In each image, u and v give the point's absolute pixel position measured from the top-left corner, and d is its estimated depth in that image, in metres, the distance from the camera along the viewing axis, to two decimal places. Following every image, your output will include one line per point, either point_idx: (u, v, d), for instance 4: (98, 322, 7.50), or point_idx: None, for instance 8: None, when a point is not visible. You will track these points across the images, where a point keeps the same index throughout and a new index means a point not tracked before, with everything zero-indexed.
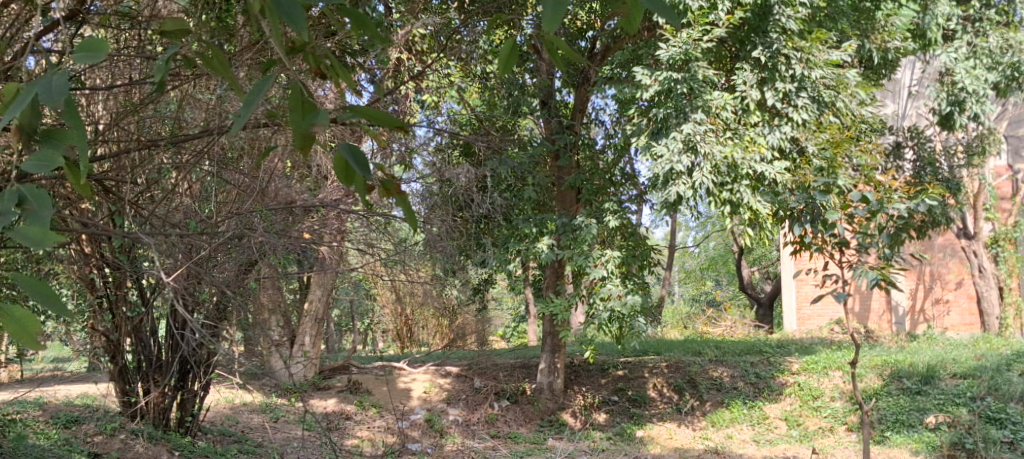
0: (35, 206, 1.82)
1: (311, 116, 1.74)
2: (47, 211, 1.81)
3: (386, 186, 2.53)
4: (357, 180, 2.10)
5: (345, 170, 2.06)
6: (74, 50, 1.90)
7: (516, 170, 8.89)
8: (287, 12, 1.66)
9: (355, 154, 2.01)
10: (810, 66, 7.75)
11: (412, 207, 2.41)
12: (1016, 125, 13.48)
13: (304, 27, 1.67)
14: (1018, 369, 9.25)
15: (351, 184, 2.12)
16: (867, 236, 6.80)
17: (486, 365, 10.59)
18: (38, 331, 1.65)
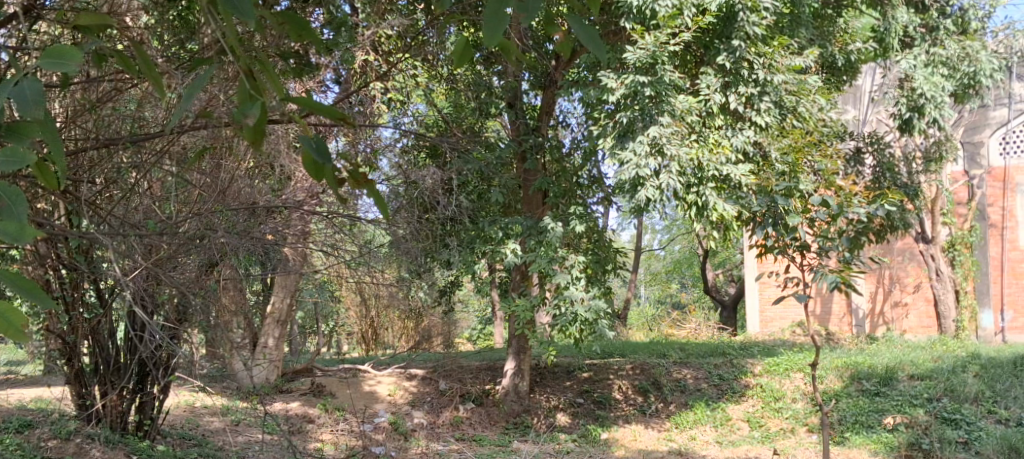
0: (5, 202, 1.78)
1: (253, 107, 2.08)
2: (18, 208, 1.77)
3: (353, 176, 2.64)
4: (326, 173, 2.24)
5: (313, 166, 2.18)
6: (40, 61, 2.02)
7: (482, 172, 8.86)
8: (235, 6, 1.92)
9: (318, 146, 2.14)
10: (773, 71, 7.93)
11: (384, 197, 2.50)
12: (972, 131, 13.39)
13: (252, 17, 1.93)
14: (973, 371, 9.46)
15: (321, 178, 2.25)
16: (827, 239, 6.90)
17: (451, 368, 10.55)
18: (23, 325, 1.62)
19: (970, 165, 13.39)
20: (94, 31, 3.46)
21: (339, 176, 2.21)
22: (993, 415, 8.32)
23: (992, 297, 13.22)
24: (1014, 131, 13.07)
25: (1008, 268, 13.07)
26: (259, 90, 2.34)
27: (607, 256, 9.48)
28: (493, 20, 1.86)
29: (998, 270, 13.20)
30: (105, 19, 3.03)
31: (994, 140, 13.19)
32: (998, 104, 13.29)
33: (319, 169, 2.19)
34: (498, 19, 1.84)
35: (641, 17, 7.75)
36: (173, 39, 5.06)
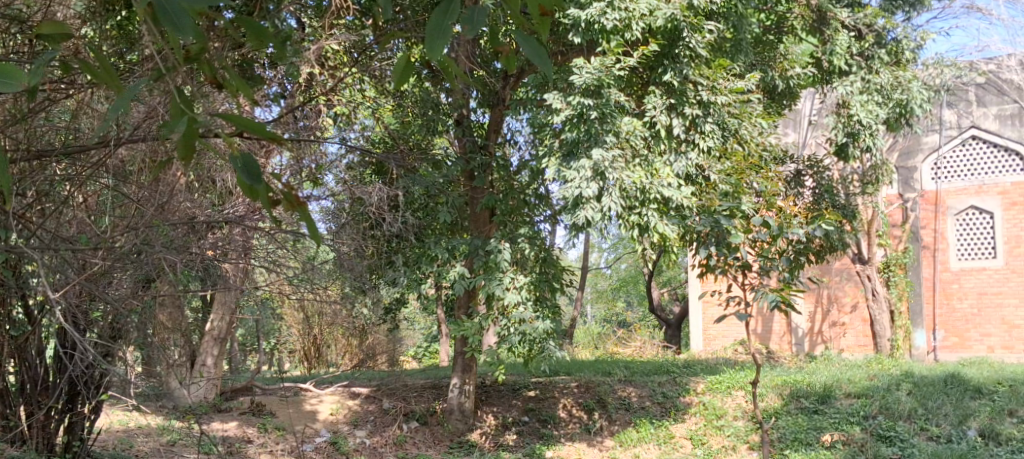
0: None
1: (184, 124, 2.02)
2: None
3: (287, 197, 2.62)
4: (260, 194, 2.22)
5: (246, 187, 2.17)
6: None
7: (428, 189, 8.77)
8: (174, 23, 1.85)
9: (248, 167, 2.13)
10: (716, 93, 8.10)
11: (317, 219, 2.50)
12: (906, 156, 13.85)
13: (190, 35, 1.86)
14: (907, 389, 9.71)
15: (254, 199, 2.24)
16: (767, 259, 7.05)
17: (396, 386, 10.42)
18: None
19: (905, 188, 13.84)
20: (54, 38, 3.30)
21: (271, 199, 2.20)
22: (925, 432, 8.54)
23: (925, 318, 13.60)
24: (944, 157, 13.65)
25: (940, 288, 13.55)
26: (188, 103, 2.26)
27: (556, 274, 9.46)
28: (436, 35, 1.88)
29: (930, 290, 13.65)
30: (66, 28, 2.90)
31: (926, 165, 13.75)
32: (928, 130, 13.79)
33: (252, 191, 2.17)
34: (441, 36, 1.88)
35: (587, 33, 7.70)
36: (111, 49, 4.91)
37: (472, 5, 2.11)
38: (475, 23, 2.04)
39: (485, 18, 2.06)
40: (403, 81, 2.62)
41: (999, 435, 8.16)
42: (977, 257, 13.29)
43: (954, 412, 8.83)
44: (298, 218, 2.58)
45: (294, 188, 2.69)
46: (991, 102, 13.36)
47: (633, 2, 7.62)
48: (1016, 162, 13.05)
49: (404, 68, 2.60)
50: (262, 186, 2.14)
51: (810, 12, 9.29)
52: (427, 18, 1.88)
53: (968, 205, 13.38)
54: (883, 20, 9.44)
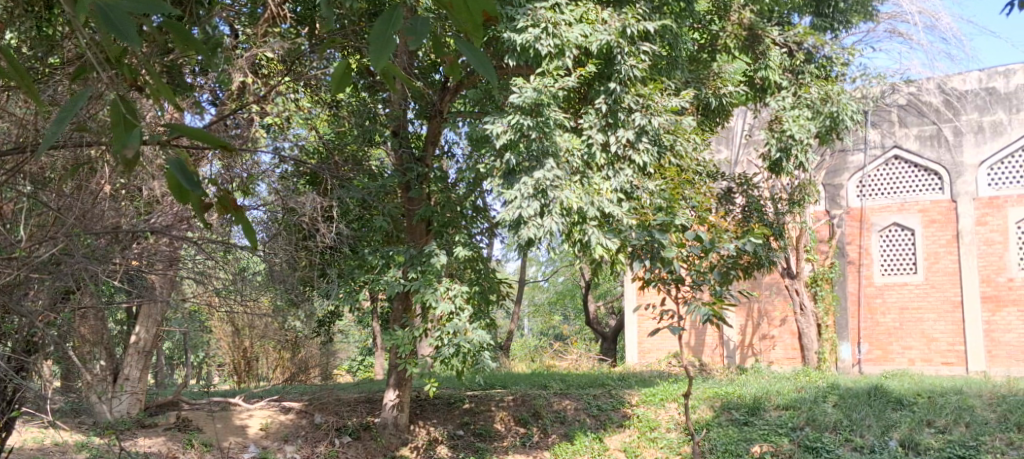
0: None
1: (127, 136, 2.01)
2: None
3: (221, 201, 2.65)
4: (191, 197, 2.29)
5: (179, 190, 2.21)
6: None
7: (362, 199, 8.63)
8: (120, 35, 1.78)
9: (185, 171, 2.16)
10: (650, 113, 8.13)
11: (252, 225, 2.56)
12: (833, 174, 14.35)
13: (136, 46, 1.79)
14: (833, 400, 9.95)
15: (184, 200, 2.29)
16: (700, 273, 7.26)
17: (328, 400, 10.23)
18: None
19: (831, 205, 14.30)
20: None
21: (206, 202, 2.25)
22: (850, 443, 8.79)
23: (850, 331, 13.95)
24: (868, 175, 14.12)
25: (864, 303, 13.88)
26: (128, 106, 2.22)
27: (491, 286, 9.40)
28: (379, 48, 1.84)
29: (855, 305, 14.01)
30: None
31: (851, 183, 14.23)
32: (854, 149, 14.25)
33: (185, 194, 2.22)
34: (386, 47, 1.86)
35: (520, 56, 7.81)
36: (31, 53, 4.72)
37: (414, 16, 2.08)
38: (418, 36, 2.01)
39: (428, 29, 2.03)
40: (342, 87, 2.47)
41: (918, 445, 8.46)
42: (898, 272, 13.68)
43: (877, 423, 9.08)
44: (232, 221, 2.62)
45: (231, 194, 2.76)
46: (912, 122, 13.79)
47: (567, 28, 7.77)
48: (936, 181, 13.52)
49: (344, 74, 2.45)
50: (198, 192, 2.18)
51: (742, 32, 9.50)
52: (368, 30, 1.85)
53: (891, 222, 13.81)
54: (812, 39, 9.67)
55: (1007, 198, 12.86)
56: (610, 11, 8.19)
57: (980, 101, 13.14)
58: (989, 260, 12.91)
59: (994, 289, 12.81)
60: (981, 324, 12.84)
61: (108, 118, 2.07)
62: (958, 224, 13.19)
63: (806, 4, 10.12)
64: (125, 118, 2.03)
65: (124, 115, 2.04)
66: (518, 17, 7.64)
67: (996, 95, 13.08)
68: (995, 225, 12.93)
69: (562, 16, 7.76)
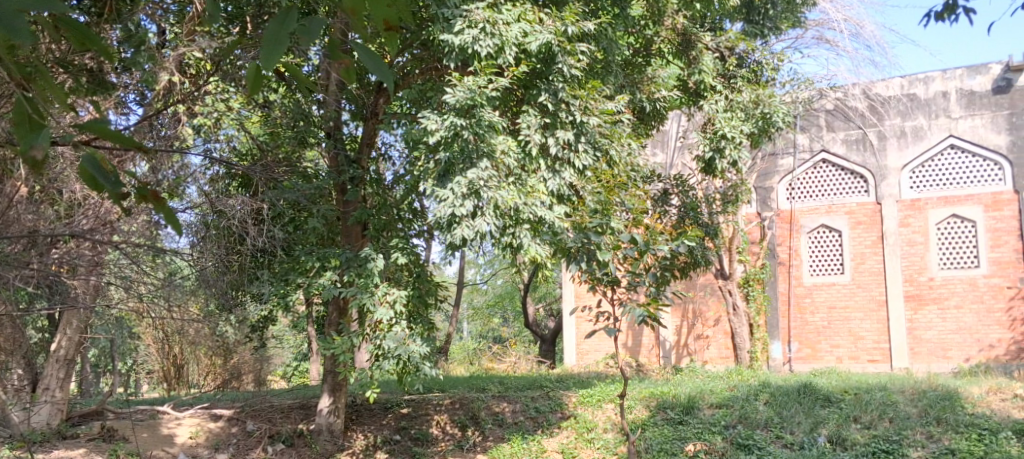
0: None
1: (33, 136, 1.96)
2: None
3: (141, 192, 2.59)
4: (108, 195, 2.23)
5: (94, 183, 2.16)
6: None
7: (295, 202, 8.55)
8: (13, 28, 1.72)
9: (100, 167, 2.11)
10: (588, 114, 8.32)
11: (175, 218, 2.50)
12: (764, 176, 14.67)
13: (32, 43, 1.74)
14: (764, 398, 10.15)
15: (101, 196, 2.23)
16: (636, 274, 7.33)
17: (261, 407, 10.01)
18: None
19: (763, 207, 14.60)
20: None
21: (123, 195, 2.20)
22: (781, 440, 9.01)
23: (781, 330, 14.30)
24: (798, 178, 14.49)
25: (794, 302, 14.25)
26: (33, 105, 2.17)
27: (429, 289, 9.22)
28: (271, 49, 1.82)
29: (785, 304, 14.35)
30: None
31: (782, 185, 14.59)
32: (783, 153, 14.60)
33: (100, 188, 2.17)
34: (281, 44, 1.85)
35: (460, 57, 7.77)
36: None
37: (310, 16, 2.01)
38: (312, 34, 1.94)
39: (323, 28, 1.96)
40: (255, 89, 2.31)
41: (845, 441, 8.73)
42: (827, 272, 14.06)
43: (806, 420, 9.31)
44: (157, 214, 2.55)
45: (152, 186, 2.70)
46: (839, 127, 14.17)
47: (505, 27, 7.73)
48: (861, 184, 13.94)
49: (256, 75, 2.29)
50: (117, 188, 2.14)
51: (676, 37, 9.66)
52: (263, 28, 1.83)
53: (820, 223, 14.18)
54: (743, 44, 9.93)
55: (928, 201, 13.32)
56: (548, 13, 8.22)
57: (901, 107, 13.67)
58: (911, 260, 13.35)
59: (916, 288, 13.26)
60: (904, 322, 13.27)
61: (8, 117, 2.02)
62: (882, 226, 13.61)
63: (738, 11, 10.29)
64: (25, 116, 1.98)
65: (28, 114, 2.00)
66: (455, 19, 7.61)
67: (917, 101, 13.57)
68: (917, 226, 13.38)
69: (500, 16, 7.72)
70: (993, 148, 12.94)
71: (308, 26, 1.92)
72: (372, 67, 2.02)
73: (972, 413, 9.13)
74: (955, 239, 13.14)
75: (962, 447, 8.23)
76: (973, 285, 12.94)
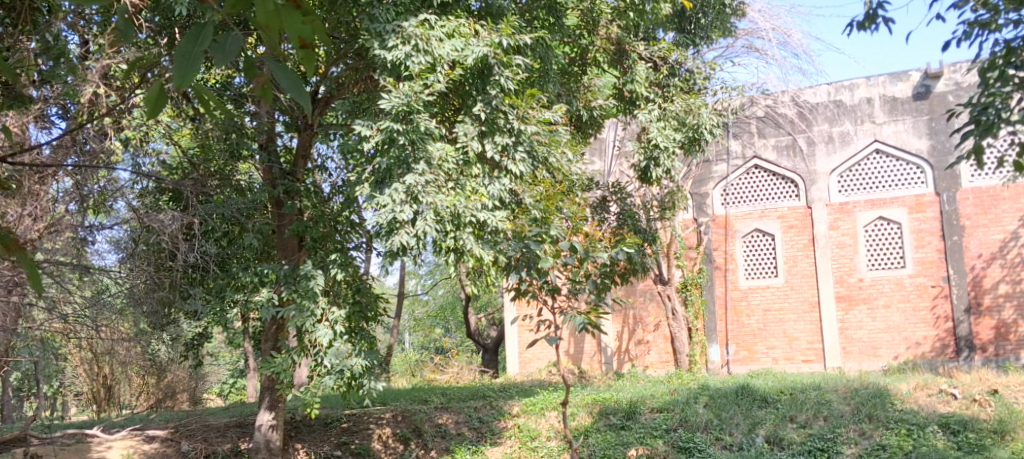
0: None
1: None
2: None
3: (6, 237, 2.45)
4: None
5: None
6: None
7: (229, 216, 8.43)
8: None
9: None
10: (525, 122, 8.22)
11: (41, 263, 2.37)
12: (700, 183, 14.94)
13: None
14: (704, 401, 10.29)
15: None
16: (576, 282, 7.37)
17: (195, 426, 9.75)
18: None
19: (698, 213, 14.89)
20: None
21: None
22: (720, 441, 9.17)
23: (719, 333, 14.52)
24: (731, 184, 14.79)
25: (730, 306, 14.48)
26: None
27: (370, 302, 8.91)
28: (185, 65, 1.83)
29: (722, 308, 14.57)
30: None
31: (716, 192, 14.86)
32: (717, 159, 14.88)
33: None
34: (195, 62, 1.85)
35: (394, 71, 7.79)
36: None
37: (226, 32, 2.00)
38: (227, 52, 1.94)
39: (240, 46, 1.95)
40: (154, 114, 2.28)
41: (782, 440, 8.93)
42: (761, 275, 14.36)
43: (744, 421, 9.48)
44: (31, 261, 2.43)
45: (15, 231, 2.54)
46: (770, 134, 14.51)
47: (438, 44, 7.73)
48: (792, 189, 14.29)
49: (158, 98, 2.24)
50: None
51: (610, 46, 9.77)
52: (177, 44, 1.83)
53: (753, 228, 14.48)
54: (675, 55, 10.11)
55: (856, 204, 13.76)
56: (484, 25, 8.20)
57: (829, 113, 14.06)
58: (841, 262, 13.75)
59: (846, 289, 13.65)
60: (836, 323, 13.63)
61: None
62: (813, 229, 13.98)
63: (670, 21, 10.41)
64: None
65: None
66: (388, 35, 7.59)
67: (843, 107, 13.98)
68: (846, 229, 13.80)
69: (433, 32, 7.71)
70: (916, 152, 13.43)
71: (224, 45, 1.92)
72: (284, 85, 1.96)
73: (901, 409, 9.44)
74: (882, 241, 13.60)
75: (892, 443, 8.54)
76: (899, 285, 13.39)
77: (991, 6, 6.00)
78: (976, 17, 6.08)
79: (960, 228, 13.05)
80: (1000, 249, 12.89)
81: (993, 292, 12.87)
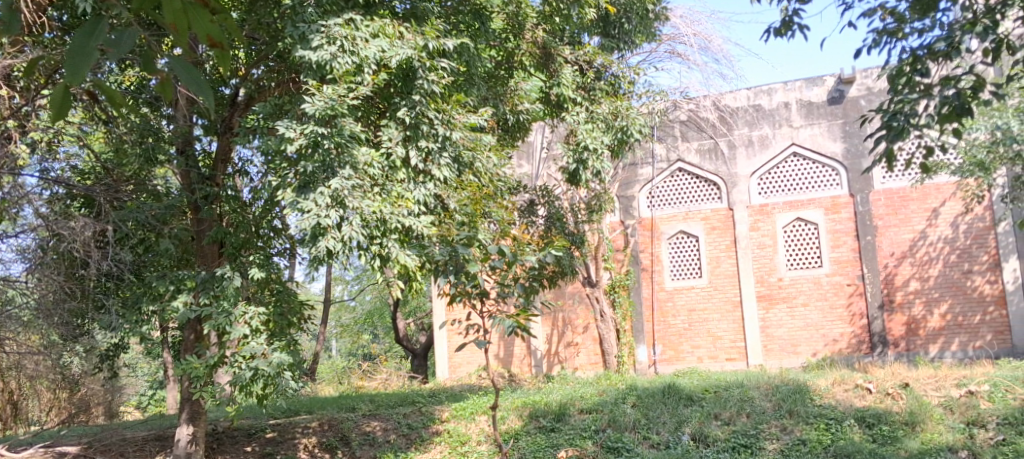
0: None
1: None
2: None
3: None
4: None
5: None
6: None
7: (143, 223, 8.14)
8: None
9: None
10: (451, 127, 8.14)
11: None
12: (626, 185, 15.17)
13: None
14: (632, 401, 10.43)
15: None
16: (504, 286, 7.36)
17: (111, 441, 9.39)
18: None
19: (625, 216, 15.09)
20: None
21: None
22: (648, 440, 9.29)
23: (646, 334, 14.74)
24: (656, 187, 15.05)
25: (657, 306, 14.70)
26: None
27: (293, 309, 8.71)
28: (78, 59, 1.75)
29: (649, 309, 14.79)
30: None
31: (642, 194, 15.10)
32: (642, 162, 15.13)
33: None
34: (87, 56, 1.77)
35: (318, 73, 7.61)
36: None
37: (125, 27, 1.91)
38: (120, 48, 1.84)
39: (135, 42, 1.87)
40: (57, 116, 2.03)
41: (707, 437, 9.10)
42: (686, 276, 14.64)
43: (670, 419, 9.63)
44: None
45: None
46: (692, 137, 14.83)
47: (363, 44, 7.59)
48: (715, 191, 14.63)
49: (60, 100, 2.01)
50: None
51: (537, 50, 9.81)
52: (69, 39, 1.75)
53: (678, 229, 14.77)
54: (600, 59, 10.24)
55: (775, 205, 14.18)
56: (408, 28, 8.15)
57: (748, 117, 14.44)
58: (762, 262, 14.14)
59: (767, 288, 14.03)
60: (757, 321, 14.00)
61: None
62: (734, 230, 14.34)
63: (595, 26, 10.63)
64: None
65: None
66: (312, 35, 7.42)
67: (762, 111, 14.39)
68: (766, 230, 14.20)
69: (358, 33, 7.59)
70: (831, 155, 13.91)
71: (120, 39, 1.84)
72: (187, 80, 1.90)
73: (820, 404, 9.74)
74: (800, 241, 14.04)
75: (812, 437, 8.81)
76: (817, 284, 13.83)
77: (897, 15, 6.25)
78: (884, 26, 6.31)
79: (872, 228, 13.56)
80: (910, 248, 13.43)
81: (904, 289, 13.42)
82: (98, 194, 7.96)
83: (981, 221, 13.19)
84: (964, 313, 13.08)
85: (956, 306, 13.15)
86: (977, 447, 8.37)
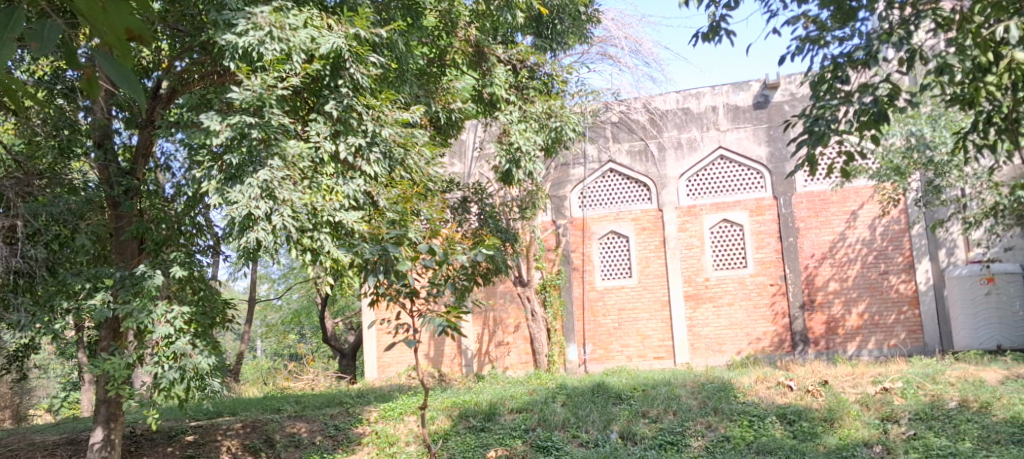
0: None
1: None
2: None
3: None
4: None
5: None
6: None
7: (58, 218, 7.79)
8: None
9: None
10: (381, 123, 8.02)
11: None
12: (558, 185, 15.24)
13: None
14: (561, 400, 10.50)
15: None
16: (434, 284, 7.29)
17: (19, 446, 8.98)
18: None
19: (557, 215, 15.16)
20: None
21: None
22: (577, 439, 9.35)
23: (576, 333, 14.83)
24: (588, 187, 15.19)
25: (588, 306, 14.82)
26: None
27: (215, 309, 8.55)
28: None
29: (580, 308, 14.90)
30: None
31: (574, 195, 15.21)
32: (574, 163, 15.24)
33: None
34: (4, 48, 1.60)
35: (245, 60, 7.41)
36: None
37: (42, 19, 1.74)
38: (44, 42, 1.69)
39: (58, 37, 1.72)
40: None
41: (635, 435, 9.21)
42: (616, 276, 14.80)
43: (599, 418, 9.71)
44: None
45: None
46: (624, 138, 15.00)
47: (291, 31, 7.39)
48: (645, 192, 14.84)
49: None
50: None
51: (469, 49, 9.80)
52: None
53: (609, 229, 14.93)
54: (533, 58, 10.29)
55: (702, 207, 14.46)
56: (336, 20, 7.97)
57: (678, 120, 14.69)
58: (689, 262, 14.39)
59: (694, 288, 14.29)
60: (684, 321, 14.24)
61: None
62: (663, 231, 14.57)
63: (528, 25, 10.68)
64: None
65: None
66: (238, 21, 7.19)
67: (690, 114, 14.66)
68: (694, 231, 14.46)
69: (286, 20, 7.38)
70: (756, 158, 14.26)
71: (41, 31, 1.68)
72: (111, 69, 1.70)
73: (743, 401, 9.98)
74: (725, 242, 14.35)
75: (735, 434, 9.01)
76: (741, 284, 14.16)
77: (820, 23, 6.43)
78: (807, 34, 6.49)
79: (795, 229, 13.96)
80: (830, 249, 13.86)
81: (825, 289, 13.84)
82: (8, 188, 7.59)
83: (897, 224, 13.70)
84: (880, 312, 13.57)
85: (873, 306, 13.63)
86: (891, 442, 8.64)
